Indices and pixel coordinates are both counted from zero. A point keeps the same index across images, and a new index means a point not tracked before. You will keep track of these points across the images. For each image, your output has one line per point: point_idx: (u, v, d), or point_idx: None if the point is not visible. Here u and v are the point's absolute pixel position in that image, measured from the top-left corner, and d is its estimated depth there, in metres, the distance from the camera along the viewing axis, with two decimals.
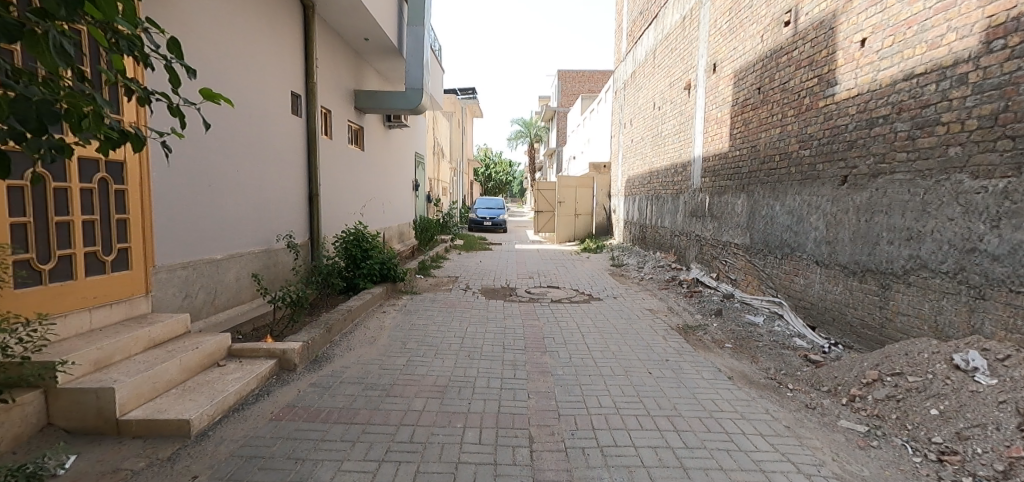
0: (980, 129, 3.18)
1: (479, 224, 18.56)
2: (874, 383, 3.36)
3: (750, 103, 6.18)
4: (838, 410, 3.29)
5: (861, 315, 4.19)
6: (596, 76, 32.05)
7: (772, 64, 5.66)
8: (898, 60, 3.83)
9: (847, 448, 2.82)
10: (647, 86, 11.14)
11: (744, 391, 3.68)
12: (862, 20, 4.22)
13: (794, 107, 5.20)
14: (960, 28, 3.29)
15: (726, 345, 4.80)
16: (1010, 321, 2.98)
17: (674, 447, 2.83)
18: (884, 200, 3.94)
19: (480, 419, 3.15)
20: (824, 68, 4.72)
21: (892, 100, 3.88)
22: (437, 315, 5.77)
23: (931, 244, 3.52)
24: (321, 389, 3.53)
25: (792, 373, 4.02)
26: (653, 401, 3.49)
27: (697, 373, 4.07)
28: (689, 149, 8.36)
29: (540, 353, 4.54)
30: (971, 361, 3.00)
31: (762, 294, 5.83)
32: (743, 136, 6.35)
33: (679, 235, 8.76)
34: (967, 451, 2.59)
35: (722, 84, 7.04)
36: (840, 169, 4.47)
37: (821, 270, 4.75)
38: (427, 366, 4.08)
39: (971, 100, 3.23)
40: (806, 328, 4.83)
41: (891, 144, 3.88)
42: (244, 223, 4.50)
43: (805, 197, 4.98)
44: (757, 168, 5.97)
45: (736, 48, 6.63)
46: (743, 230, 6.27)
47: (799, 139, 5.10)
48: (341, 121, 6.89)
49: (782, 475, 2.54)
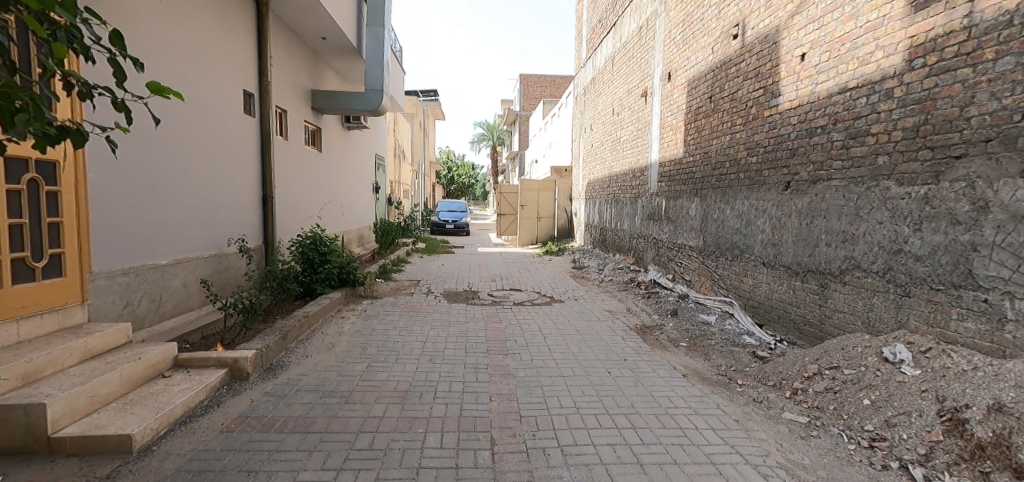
0: (904, 140, 3.44)
1: (440, 227, 18.36)
2: (814, 376, 3.59)
3: (702, 111, 6.45)
4: (782, 403, 3.49)
5: (803, 313, 4.45)
6: (557, 81, 32.49)
7: (721, 74, 5.94)
8: (834, 74, 4.10)
9: (789, 439, 3.00)
10: (606, 92, 11.41)
11: (697, 388, 3.84)
12: (802, 35, 4.49)
13: (742, 116, 5.47)
14: (887, 47, 3.57)
15: (681, 344, 5.00)
16: (930, 316, 3.24)
17: (631, 444, 2.92)
18: (823, 205, 4.20)
19: (440, 423, 3.14)
20: (768, 79, 5.00)
21: (828, 112, 4.16)
22: (398, 320, 5.69)
23: (863, 246, 3.78)
24: (276, 398, 3.42)
25: (741, 369, 4.23)
26: (611, 400, 3.58)
27: (653, 371, 4.21)
28: (646, 154, 8.63)
29: (502, 356, 4.57)
30: (898, 353, 3.24)
31: (715, 293, 6.07)
32: (696, 143, 6.62)
33: (637, 238, 9.00)
34: (894, 437, 2.80)
35: (676, 93, 7.32)
36: (784, 175, 4.74)
37: (767, 271, 5.02)
38: (388, 372, 4.04)
39: (896, 113, 3.50)
40: (754, 326, 5.08)
41: (828, 152, 4.16)
42: (193, 226, 4.30)
43: (753, 202, 5.24)
44: (709, 174, 6.24)
45: (689, 58, 6.91)
46: (696, 233, 6.53)
47: (747, 146, 5.37)
48: (297, 120, 6.68)
49: (732, 466, 2.67)
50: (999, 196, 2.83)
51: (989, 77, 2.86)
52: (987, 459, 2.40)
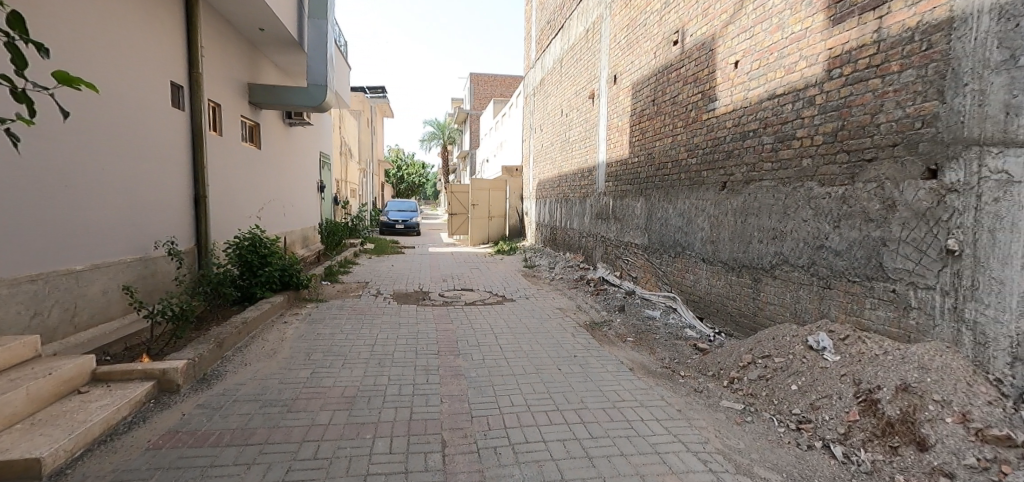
0: (824, 144, 3.73)
1: (390, 227, 17.97)
2: (748, 365, 3.81)
3: (646, 114, 6.70)
4: (720, 392, 3.69)
5: (739, 306, 4.72)
6: (507, 81, 32.66)
7: (663, 79, 6.20)
8: (763, 81, 4.37)
9: (726, 425, 3.18)
10: (555, 94, 11.60)
11: (642, 381, 3.99)
12: (735, 44, 4.76)
13: (682, 119, 5.73)
14: (809, 57, 3.85)
15: (628, 339, 5.16)
16: (847, 306, 3.53)
17: (581, 438, 2.98)
18: (755, 204, 4.47)
19: (390, 428, 3.07)
20: (705, 85, 5.27)
21: (759, 116, 4.43)
22: (345, 323, 5.51)
23: (790, 242, 4.06)
24: (210, 410, 3.21)
25: (683, 361, 4.43)
26: (562, 396, 3.65)
27: (601, 366, 4.33)
28: (594, 155, 8.85)
29: (453, 356, 4.54)
30: (820, 342, 3.50)
31: (659, 289, 6.32)
32: (641, 144, 6.86)
33: (586, 237, 9.21)
34: (818, 419, 3.03)
35: (621, 95, 7.56)
36: (721, 176, 5.01)
37: (706, 267, 5.28)
38: (334, 377, 3.90)
39: (817, 119, 3.78)
40: (695, 319, 5.34)
41: (759, 155, 4.43)
42: (114, 228, 3.96)
43: (693, 201, 5.50)
44: (652, 174, 6.48)
45: (633, 62, 7.16)
46: (642, 232, 6.77)
47: (687, 148, 5.63)
48: (233, 115, 6.31)
49: (675, 455, 2.79)
50: (904, 195, 3.10)
51: (895, 87, 3.14)
52: (896, 435, 2.65)
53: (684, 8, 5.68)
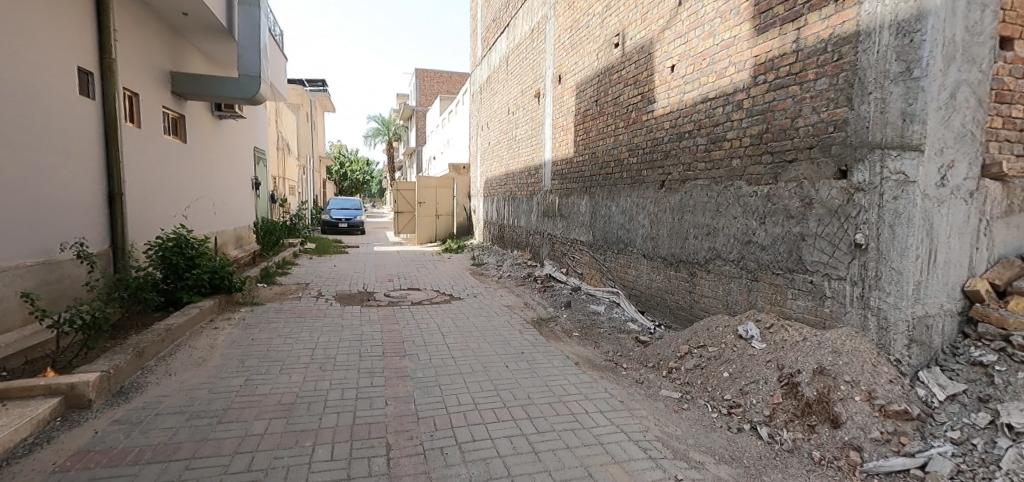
0: (751, 146, 3.97)
1: (333, 225, 17.32)
2: (685, 355, 4.01)
3: (589, 113, 6.86)
4: (660, 382, 3.86)
5: (677, 299, 4.94)
6: (454, 78, 32.35)
7: (605, 80, 6.37)
8: (697, 85, 4.59)
9: (665, 414, 3.33)
10: (501, 92, 11.61)
11: (587, 374, 4.09)
12: (671, 49, 4.97)
13: (623, 120, 5.92)
14: (737, 64, 4.08)
15: (574, 334, 5.27)
16: (773, 296, 3.79)
17: (527, 434, 3.01)
18: (691, 202, 4.70)
19: (331, 434, 2.96)
20: (645, 87, 5.46)
21: (694, 119, 4.65)
22: (283, 327, 5.25)
23: (723, 238, 4.30)
24: (129, 426, 2.96)
25: (626, 354, 4.59)
26: (509, 393, 3.67)
27: (548, 362, 4.39)
28: (540, 153, 8.95)
29: (399, 357, 4.44)
30: (749, 331, 3.73)
31: (603, 285, 6.50)
32: (585, 143, 7.02)
33: (533, 234, 9.30)
34: (746, 403, 3.24)
35: (566, 95, 7.69)
36: (660, 175, 5.22)
37: (647, 262, 5.49)
38: (271, 384, 3.71)
39: (745, 122, 4.02)
40: (637, 313, 5.54)
41: (694, 155, 4.65)
42: (9, 230, 3.55)
43: (634, 199, 5.70)
44: (596, 173, 6.65)
45: (576, 63, 7.30)
46: (587, 229, 6.93)
47: (628, 148, 5.81)
48: (153, 106, 5.83)
49: (617, 445, 2.89)
50: (819, 194, 3.37)
51: (811, 94, 3.40)
52: (813, 414, 2.88)
53: (624, 11, 5.86)
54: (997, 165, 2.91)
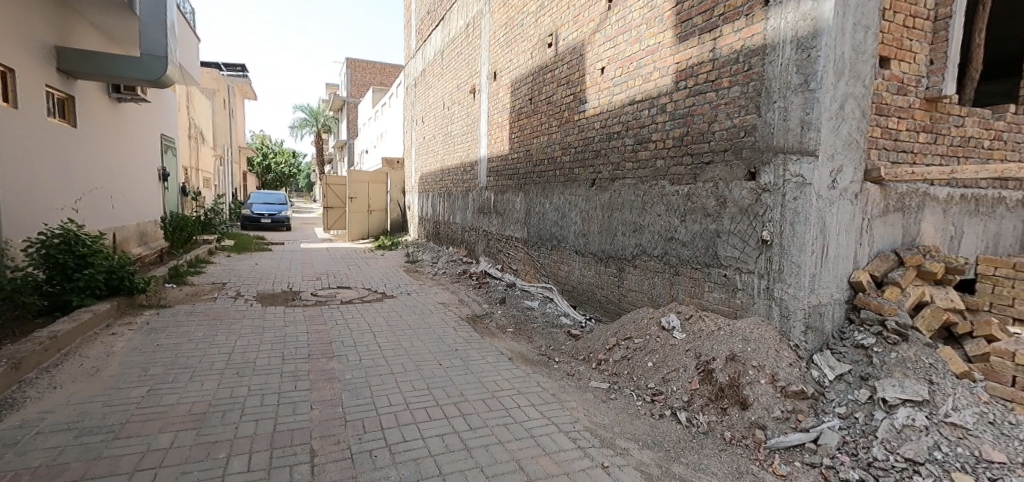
0: (674, 148, 4.20)
1: (255, 221, 16.19)
2: (614, 347, 4.17)
3: (524, 111, 6.92)
4: (590, 374, 3.99)
5: (607, 293, 5.13)
6: (388, 70, 31.38)
7: (539, 79, 6.46)
8: (625, 88, 4.78)
9: (594, 404, 3.45)
10: (436, 86, 11.43)
11: (521, 369, 4.14)
12: (601, 52, 5.12)
13: (557, 119, 6.03)
14: (661, 69, 4.29)
15: (508, 330, 5.31)
16: (692, 289, 4.04)
17: (459, 431, 2.99)
18: (619, 200, 4.88)
19: (249, 443, 2.77)
20: (577, 88, 5.60)
21: (622, 120, 4.84)
22: (195, 331, 4.84)
23: (648, 235, 4.51)
24: (1, 448, 2.59)
25: (558, 348, 4.70)
26: (442, 391, 3.62)
27: (482, 358, 4.39)
28: (476, 150, 8.91)
29: (326, 359, 4.24)
30: (671, 322, 3.95)
31: (537, 280, 6.60)
32: (520, 141, 7.07)
33: (469, 231, 9.26)
34: (668, 390, 3.43)
35: (501, 92, 7.70)
36: (591, 174, 5.38)
37: (579, 258, 5.64)
38: (180, 393, 3.40)
39: (668, 125, 4.24)
40: (569, 308, 5.68)
41: (623, 155, 4.84)
42: None
43: (567, 197, 5.83)
44: (531, 170, 6.73)
45: (511, 61, 7.34)
46: (521, 225, 7.01)
47: (561, 146, 5.94)
48: (33, 84, 5.12)
49: (548, 437, 2.95)
50: (732, 194, 3.63)
51: (725, 101, 3.66)
52: (726, 398, 3.11)
53: (557, 12, 5.96)
54: (877, 170, 3.28)
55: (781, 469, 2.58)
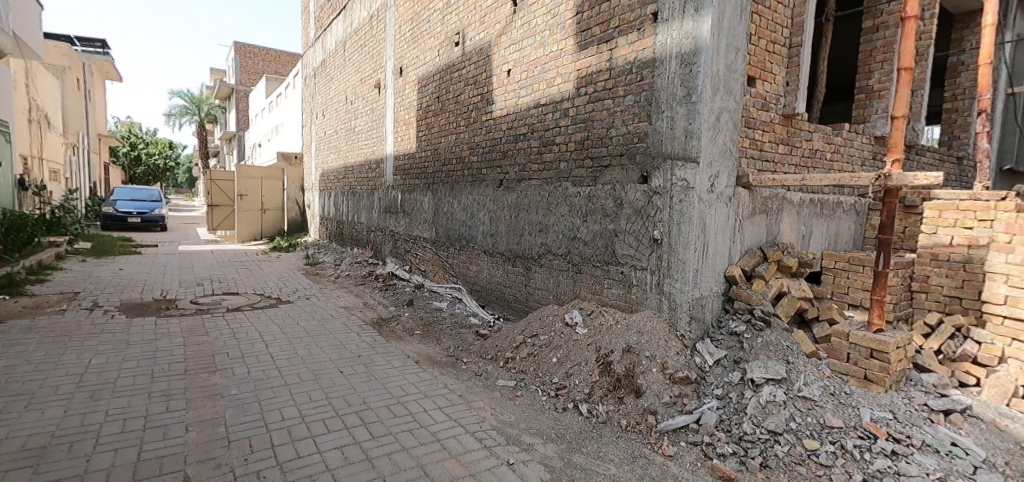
0: (575, 151, 4.38)
1: (120, 220, 14.08)
2: (521, 345, 4.25)
3: (431, 109, 6.80)
4: (497, 372, 4.03)
5: (514, 292, 5.21)
6: (285, 58, 29.16)
7: (446, 77, 6.39)
8: (530, 91, 4.89)
9: (501, 402, 3.48)
10: (338, 78, 10.82)
11: (428, 372, 4.05)
12: (507, 54, 5.19)
13: (464, 118, 6.01)
14: (564, 74, 4.45)
15: (415, 332, 5.18)
16: (593, 286, 4.24)
17: (360, 441, 2.85)
18: (526, 200, 4.99)
19: (105, 478, 2.39)
20: (484, 88, 5.62)
21: (528, 122, 4.94)
22: (36, 349, 4.08)
23: (553, 234, 4.66)
24: None
25: (466, 348, 4.69)
26: (342, 400, 3.43)
27: (387, 363, 4.23)
28: (381, 147, 8.59)
29: (208, 374, 3.81)
30: (574, 318, 4.11)
31: (446, 281, 6.53)
32: (427, 139, 6.95)
33: (375, 231, 8.90)
34: (571, 383, 3.57)
35: (407, 89, 7.50)
36: (498, 174, 5.43)
37: (487, 258, 5.68)
38: (12, 425, 2.84)
39: (570, 129, 4.41)
40: (478, 307, 5.69)
41: (528, 156, 4.95)
42: None
43: (475, 196, 5.84)
44: (438, 169, 6.64)
45: (417, 57, 7.18)
46: (429, 225, 6.89)
47: (469, 146, 5.93)
48: None
49: (454, 439, 2.91)
50: (628, 196, 3.87)
51: (621, 108, 3.89)
52: (622, 387, 3.31)
53: (463, 11, 5.94)
54: (746, 176, 3.70)
55: (669, 450, 2.81)
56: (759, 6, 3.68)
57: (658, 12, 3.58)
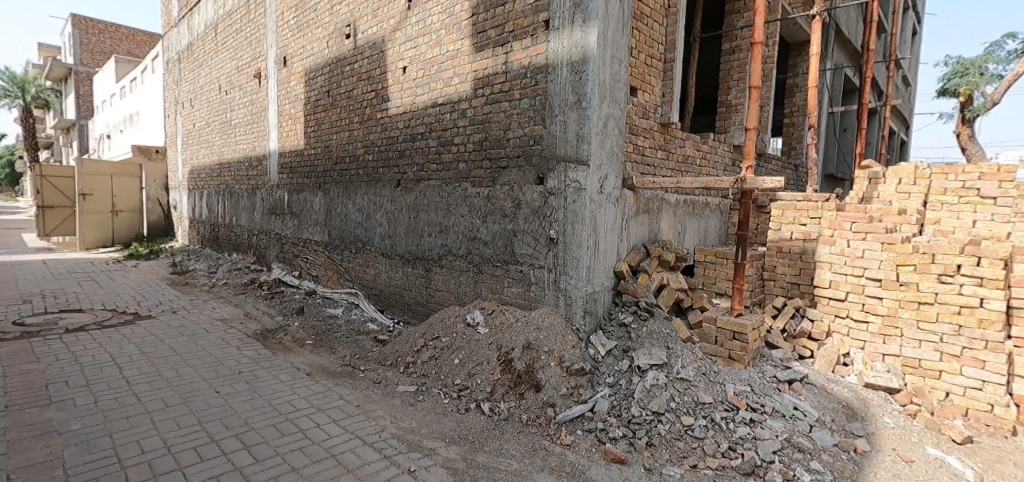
0: (474, 152, 4.39)
1: None
2: (421, 348, 4.16)
3: (320, 104, 6.38)
4: (397, 379, 3.90)
5: (414, 294, 5.09)
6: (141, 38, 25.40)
7: (337, 71, 6.04)
8: (427, 90, 4.81)
9: (401, 409, 3.38)
10: (209, 64, 9.68)
11: (320, 384, 3.79)
12: (402, 51, 5.05)
13: (358, 115, 5.72)
14: (461, 75, 4.45)
15: (306, 342, 4.82)
16: (493, 286, 4.28)
17: (241, 467, 2.57)
18: (425, 201, 4.90)
19: None
20: (378, 84, 5.41)
21: (425, 121, 4.85)
22: None
23: (453, 235, 4.63)
24: None
25: (364, 356, 4.46)
26: (219, 423, 3.07)
27: (273, 378, 3.88)
28: (263, 142, 7.86)
29: (39, 408, 3.18)
30: (474, 318, 4.12)
31: (340, 286, 6.17)
32: (316, 135, 6.50)
33: (257, 234, 8.12)
34: (473, 384, 3.58)
35: (293, 81, 6.96)
36: (395, 174, 5.26)
37: (385, 261, 5.47)
38: None
39: (468, 129, 4.41)
40: (376, 312, 5.46)
41: (426, 156, 4.86)
42: None
43: (371, 197, 5.60)
44: (330, 168, 6.25)
45: (304, 47, 6.70)
46: (321, 228, 6.46)
47: (364, 144, 5.66)
48: None
49: (350, 453, 2.76)
50: (525, 196, 3.99)
51: (516, 111, 4.00)
52: (522, 383, 3.39)
53: (354, 2, 5.66)
54: (631, 179, 4.00)
55: (566, 440, 2.95)
56: (638, 22, 4.01)
57: (550, 20, 3.74)
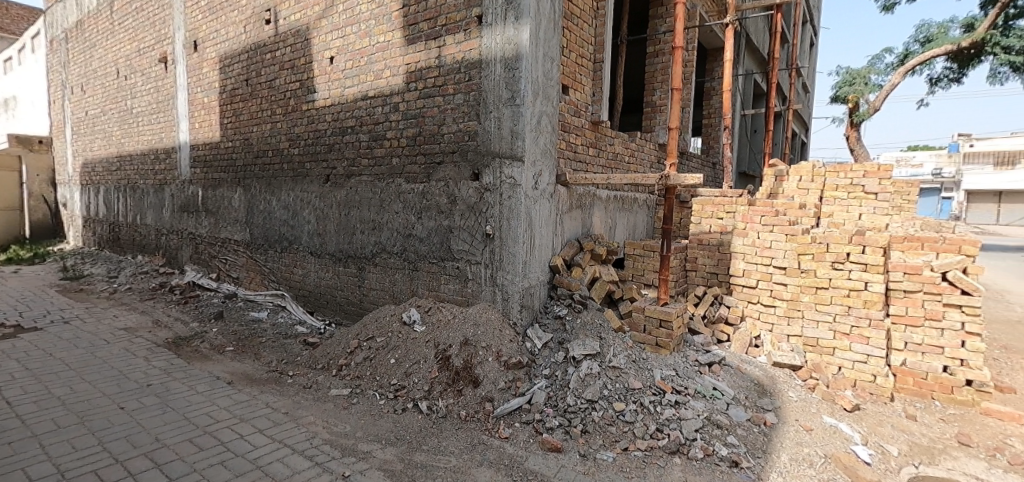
0: (407, 147, 4.29)
1: None
2: (355, 350, 4.01)
3: (238, 93, 5.94)
4: (330, 383, 3.74)
5: (347, 295, 4.90)
6: None
7: (256, 59, 5.65)
8: (357, 82, 4.63)
9: (335, 413, 3.25)
10: (104, 45, 8.67)
11: (244, 392, 3.55)
12: (328, 40, 4.82)
13: (281, 106, 5.39)
14: (392, 68, 4.32)
15: (227, 349, 4.48)
16: (430, 283, 4.22)
17: None
18: (356, 198, 4.73)
19: None
20: (303, 74, 5.12)
21: (355, 114, 4.67)
22: None
23: (387, 232, 4.50)
24: None
25: (292, 360, 4.23)
26: (124, 442, 2.78)
27: (189, 389, 3.57)
28: (172, 133, 7.18)
29: None
30: (411, 316, 4.04)
31: (265, 288, 5.79)
32: (234, 127, 6.05)
33: (167, 234, 7.42)
34: (410, 383, 3.51)
35: (205, 67, 6.41)
36: (324, 169, 5.03)
37: (314, 260, 5.21)
38: None
39: (401, 124, 4.30)
40: (305, 314, 5.19)
41: (357, 151, 4.69)
42: None
43: (297, 193, 5.30)
44: (250, 162, 5.84)
45: (217, 31, 6.19)
46: (242, 226, 6.03)
47: (288, 138, 5.35)
48: None
49: (279, 462, 2.61)
50: (460, 192, 3.96)
51: (450, 106, 3.96)
52: (461, 380, 3.39)
53: None
54: (564, 175, 4.11)
55: (505, 433, 2.99)
56: (568, 22, 4.11)
57: (482, 15, 3.73)
